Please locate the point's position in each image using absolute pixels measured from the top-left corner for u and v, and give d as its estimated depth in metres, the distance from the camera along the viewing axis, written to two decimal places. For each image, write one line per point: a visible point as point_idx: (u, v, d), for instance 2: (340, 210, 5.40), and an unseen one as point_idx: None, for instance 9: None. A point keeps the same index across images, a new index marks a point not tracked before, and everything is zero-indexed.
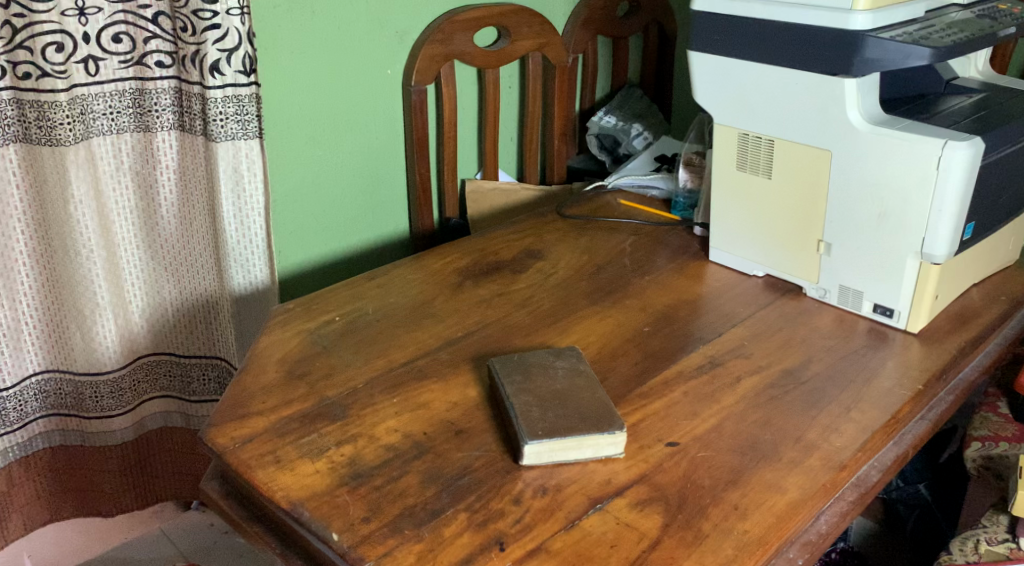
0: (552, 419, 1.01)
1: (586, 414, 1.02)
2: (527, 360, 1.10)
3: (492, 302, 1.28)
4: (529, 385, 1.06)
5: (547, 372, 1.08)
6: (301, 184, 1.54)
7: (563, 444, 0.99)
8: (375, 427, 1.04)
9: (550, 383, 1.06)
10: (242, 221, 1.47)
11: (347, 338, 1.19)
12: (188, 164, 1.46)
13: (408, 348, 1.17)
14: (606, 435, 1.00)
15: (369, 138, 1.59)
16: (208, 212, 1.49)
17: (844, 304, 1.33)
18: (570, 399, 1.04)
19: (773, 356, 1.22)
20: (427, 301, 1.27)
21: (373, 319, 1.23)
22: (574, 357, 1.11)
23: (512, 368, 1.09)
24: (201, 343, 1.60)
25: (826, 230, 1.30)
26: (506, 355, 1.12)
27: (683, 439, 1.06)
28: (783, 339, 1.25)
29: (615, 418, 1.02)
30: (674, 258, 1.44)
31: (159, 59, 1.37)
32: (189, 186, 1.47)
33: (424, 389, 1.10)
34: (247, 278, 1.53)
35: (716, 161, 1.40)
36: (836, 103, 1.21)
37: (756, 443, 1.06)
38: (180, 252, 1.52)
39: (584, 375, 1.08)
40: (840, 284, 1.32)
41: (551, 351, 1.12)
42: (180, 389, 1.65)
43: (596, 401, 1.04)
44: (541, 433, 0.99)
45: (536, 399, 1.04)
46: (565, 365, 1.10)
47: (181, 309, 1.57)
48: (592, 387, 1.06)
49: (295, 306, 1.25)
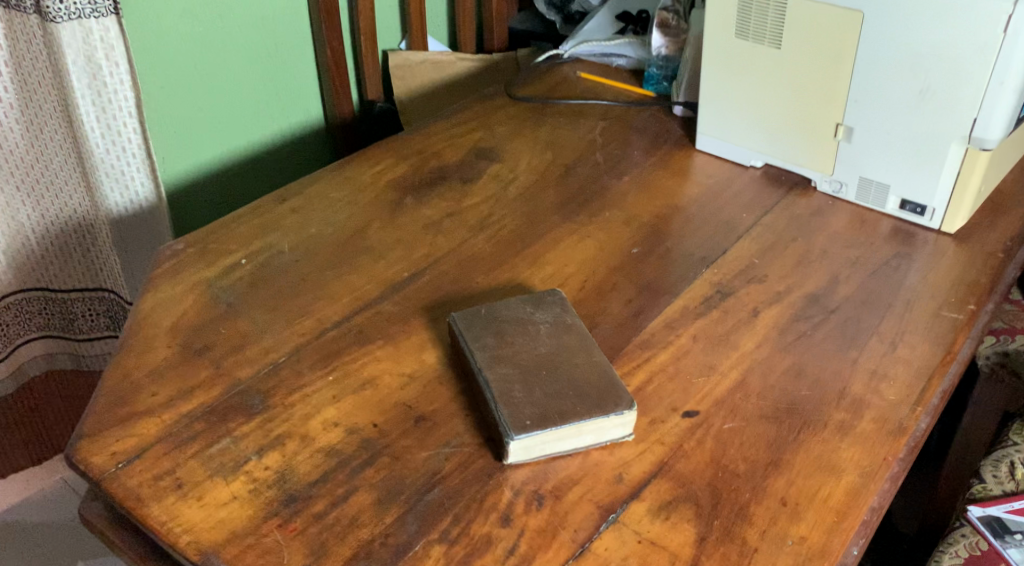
0: (543, 399, 0.77)
1: (584, 389, 0.79)
2: (499, 316, 0.85)
3: (442, 227, 1.01)
4: (508, 352, 0.82)
5: (526, 332, 0.84)
6: (184, 71, 1.21)
7: (561, 434, 0.76)
8: (307, 424, 0.79)
9: (533, 346, 0.82)
10: (108, 124, 1.15)
11: (259, 290, 0.92)
12: (23, 52, 1.12)
13: (341, 301, 0.91)
14: (613, 417, 0.77)
15: (264, 7, 1.26)
16: (61, 114, 1.17)
17: (863, 201, 1.10)
18: (561, 368, 0.80)
19: (792, 276, 0.99)
20: (359, 230, 1.00)
21: (291, 260, 0.96)
22: (559, 306, 0.87)
23: (481, 328, 0.84)
24: (80, 275, 1.30)
25: (847, 111, 1.05)
26: (470, 308, 0.87)
27: (702, 406, 0.83)
28: (800, 252, 1.02)
29: (622, 392, 0.79)
30: (653, 148, 1.18)
31: None
32: (30, 81, 1.14)
33: (369, 360, 0.85)
34: (126, 196, 1.21)
35: (706, 26, 1.13)
36: None
37: (793, 404, 0.84)
38: (34, 166, 1.20)
39: (573, 331, 0.84)
40: (860, 177, 1.08)
41: (527, 299, 0.87)
42: (63, 327, 1.35)
43: (593, 370, 0.80)
44: (531, 422, 0.76)
45: (518, 371, 0.80)
46: (548, 318, 0.85)
47: (46, 235, 1.26)
48: (586, 349, 0.82)
49: (187, 246, 0.97)
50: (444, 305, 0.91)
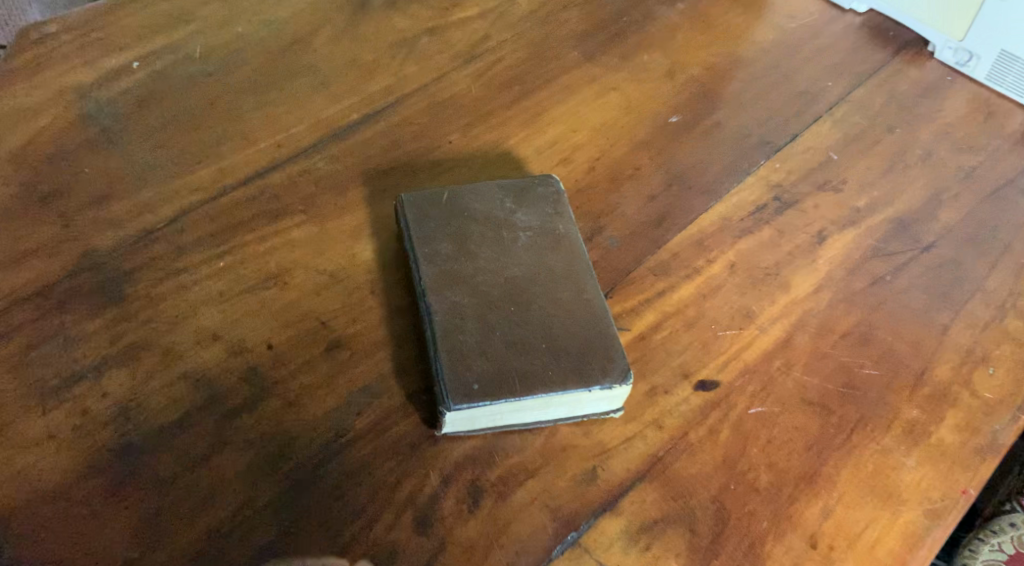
0: (501, 353, 0.55)
1: (562, 346, 0.56)
2: (464, 210, 0.61)
3: (415, 49, 0.76)
4: (466, 270, 0.58)
5: (497, 241, 0.60)
6: None
7: (519, 409, 0.54)
8: (175, 331, 0.57)
9: (502, 265, 0.59)
10: None
11: (146, 111, 0.68)
12: None
13: (260, 146, 0.68)
14: (596, 393, 0.55)
15: None
16: None
17: (994, 82, 0.80)
18: (536, 306, 0.57)
19: (879, 185, 0.72)
20: (300, 41, 0.75)
21: (202, 73, 0.71)
22: (550, 205, 0.62)
23: (436, 225, 0.60)
24: None
25: None
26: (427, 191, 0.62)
27: (724, 376, 0.60)
28: (897, 146, 0.75)
29: (615, 355, 0.56)
30: None
31: None
32: None
33: (282, 243, 0.63)
34: None
35: None
36: None
37: (852, 384, 0.60)
38: None
39: (563, 247, 0.60)
40: (1001, 50, 0.78)
41: (508, 186, 0.63)
42: None
43: (581, 314, 0.57)
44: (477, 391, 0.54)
45: (475, 303, 0.57)
46: (531, 223, 0.61)
47: None
48: (576, 280, 0.59)
49: (67, 35, 0.72)
50: (398, 180, 0.68)
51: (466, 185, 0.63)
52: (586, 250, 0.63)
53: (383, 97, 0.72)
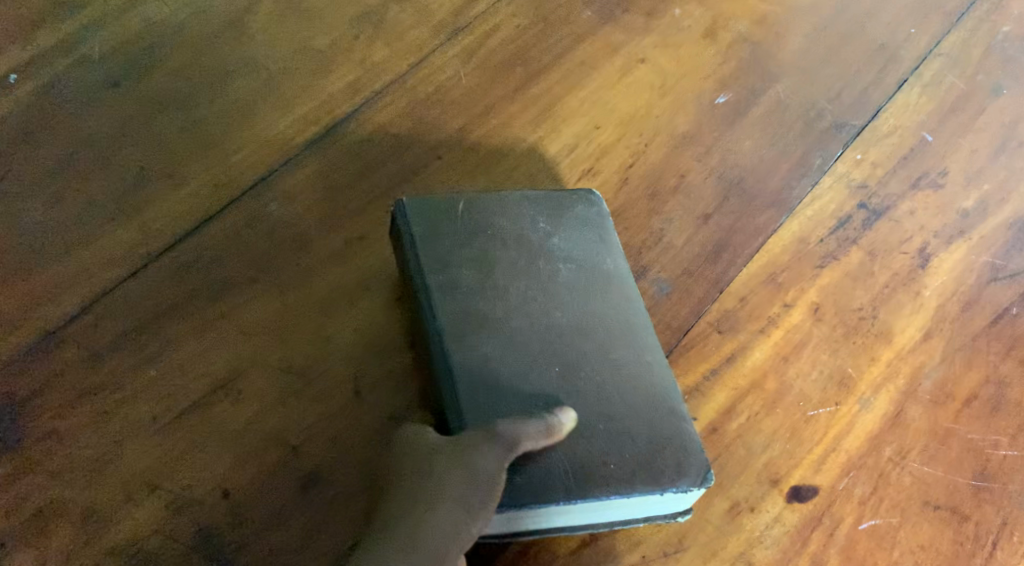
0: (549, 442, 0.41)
1: (623, 428, 0.42)
2: (487, 228, 0.46)
3: (379, 22, 0.57)
4: (495, 316, 0.43)
5: (532, 276, 0.45)
6: None
7: (573, 514, 0.41)
8: (94, 487, 0.44)
9: (540, 309, 0.44)
10: None
11: (31, 151, 0.51)
12: None
13: (190, 193, 0.51)
14: (670, 495, 0.42)
15: None
16: None
17: None
18: (586, 372, 0.43)
19: (991, 175, 0.56)
20: (232, 24, 0.56)
21: (102, 87, 0.53)
22: (595, 231, 0.48)
23: (452, 247, 0.45)
24: None
25: None
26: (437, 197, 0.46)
27: (823, 478, 0.47)
28: (1007, 114, 0.58)
29: (692, 444, 0.43)
30: None
31: None
32: None
33: (234, 332, 0.48)
34: None
35: None
36: None
37: (986, 475, 0.47)
38: None
39: (614, 292, 0.46)
40: None
41: (538, 203, 0.47)
42: None
43: (644, 388, 0.44)
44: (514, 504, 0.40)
45: (511, 367, 0.42)
46: (571, 254, 0.46)
47: None
48: (633, 338, 0.45)
49: None
50: (377, 223, 0.51)
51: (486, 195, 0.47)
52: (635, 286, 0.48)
53: (347, 99, 0.54)
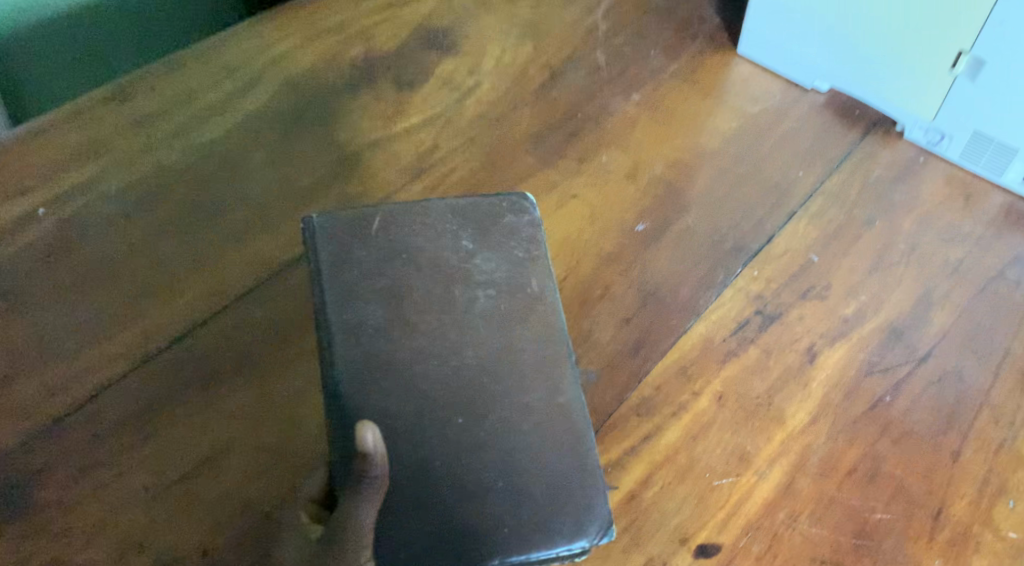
0: (455, 501, 0.49)
1: (525, 488, 0.51)
2: (416, 256, 0.55)
3: (355, 165, 0.68)
4: (402, 345, 0.52)
5: (450, 303, 0.54)
6: None
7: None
8: (88, 551, 0.51)
9: (455, 331, 0.53)
10: None
11: (53, 267, 0.59)
12: None
13: (189, 301, 0.59)
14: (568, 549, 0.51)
15: None
16: None
17: (969, 162, 0.75)
18: (501, 417, 0.52)
19: (867, 288, 0.67)
20: (229, 165, 0.66)
21: (117, 215, 0.62)
22: (525, 253, 0.57)
23: (367, 281, 0.54)
24: None
25: (981, 36, 0.70)
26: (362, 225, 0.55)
27: (726, 536, 0.55)
28: (880, 240, 0.70)
29: (592, 505, 0.51)
30: (676, 39, 0.81)
31: None
32: None
33: (221, 416, 0.56)
34: None
35: None
36: None
37: (865, 534, 0.56)
38: None
39: (534, 316, 0.55)
40: (974, 131, 0.73)
41: (473, 224, 0.57)
42: None
43: (552, 438, 0.52)
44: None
45: (423, 393, 0.51)
46: (496, 274, 0.55)
47: None
48: (548, 368, 0.54)
49: None
50: None
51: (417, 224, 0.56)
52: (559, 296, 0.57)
53: None
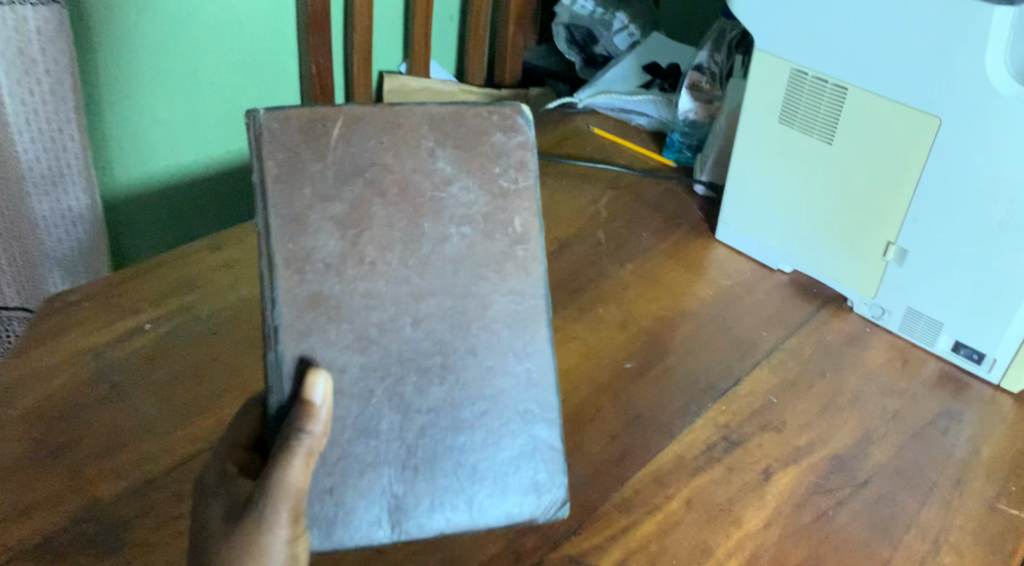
0: (412, 468, 0.65)
1: (479, 464, 0.66)
2: (389, 174, 0.64)
3: None
4: (367, 282, 0.64)
5: (417, 235, 0.65)
6: (137, 72, 0.99)
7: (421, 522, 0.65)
8: None
9: (416, 272, 0.65)
10: (39, 137, 0.93)
11: (152, 366, 0.74)
12: None
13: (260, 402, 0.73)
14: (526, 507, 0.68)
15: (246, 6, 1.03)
16: None
17: (908, 334, 0.90)
18: (459, 392, 0.66)
19: (815, 426, 0.80)
20: None
21: (205, 332, 0.77)
22: (512, 183, 0.66)
23: (323, 196, 0.63)
24: None
25: (903, 231, 0.87)
26: (324, 136, 0.63)
27: None
28: (828, 390, 0.84)
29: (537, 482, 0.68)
30: (665, 229, 0.99)
31: None
32: None
33: None
34: (58, 217, 0.98)
35: (747, 113, 0.95)
36: (962, 46, 0.77)
37: None
38: None
39: (508, 265, 0.67)
40: (907, 306, 0.89)
41: (455, 145, 0.66)
42: None
43: (501, 410, 0.67)
44: (382, 527, 0.65)
45: (375, 345, 0.64)
46: (473, 204, 0.66)
47: None
48: (520, 332, 0.67)
49: (86, 299, 0.78)
50: None
51: (396, 144, 0.65)
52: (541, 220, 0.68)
53: None
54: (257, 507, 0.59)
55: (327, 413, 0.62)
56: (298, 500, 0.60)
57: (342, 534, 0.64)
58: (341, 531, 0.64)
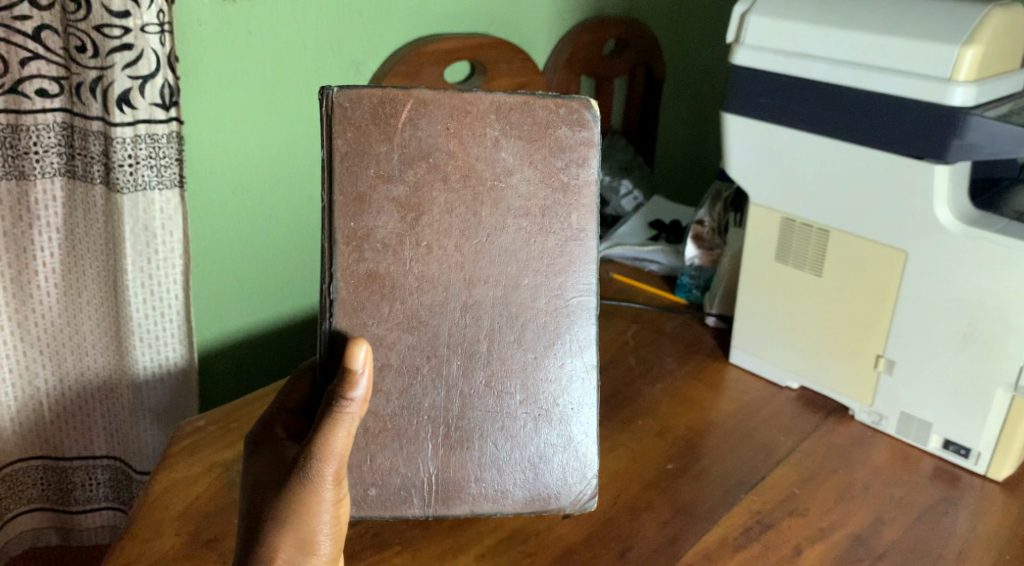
0: (456, 448, 0.80)
1: (516, 448, 0.81)
2: (452, 161, 0.77)
3: None
4: (423, 263, 0.78)
5: (476, 224, 0.78)
6: (226, 242, 1.17)
7: (461, 500, 0.81)
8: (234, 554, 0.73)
9: (471, 259, 0.78)
10: (152, 290, 1.12)
11: None
12: (77, 220, 1.09)
13: None
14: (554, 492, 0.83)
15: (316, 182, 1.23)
16: (102, 281, 1.13)
17: (904, 436, 1.05)
18: (502, 376, 0.80)
19: (834, 511, 0.94)
20: None
21: None
22: (573, 177, 0.80)
23: (390, 178, 0.76)
24: (73, 441, 1.18)
25: (889, 344, 1.03)
26: (392, 118, 0.76)
27: None
28: (841, 484, 0.98)
29: (561, 480, 0.83)
30: (686, 356, 1.16)
31: (42, 86, 1.01)
32: (79, 245, 1.10)
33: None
34: (157, 358, 1.16)
35: (745, 252, 1.13)
36: (919, 193, 0.96)
37: None
38: (61, 332, 1.12)
39: (562, 260, 0.80)
40: (901, 411, 1.05)
41: (520, 137, 0.78)
42: (56, 500, 1.21)
43: (531, 400, 0.81)
44: (416, 499, 0.80)
45: (425, 326, 0.78)
46: (533, 194, 0.79)
47: (60, 401, 1.15)
48: (566, 322, 0.81)
49: (210, 425, 0.94)
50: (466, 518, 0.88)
51: (464, 130, 0.77)
52: (596, 217, 0.81)
53: None
54: (304, 469, 0.70)
55: (367, 381, 0.71)
56: (339, 464, 0.71)
57: (377, 500, 0.79)
58: (377, 497, 0.79)
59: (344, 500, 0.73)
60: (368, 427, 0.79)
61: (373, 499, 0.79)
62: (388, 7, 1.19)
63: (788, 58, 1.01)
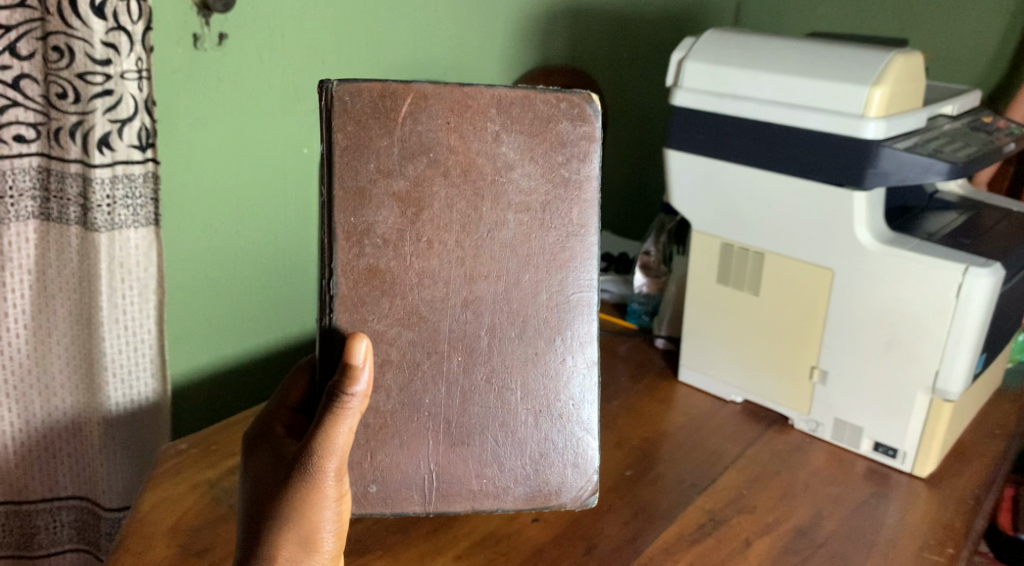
0: (463, 448, 0.87)
1: (524, 442, 0.88)
2: (453, 155, 0.84)
3: None
4: (424, 258, 0.84)
5: (476, 226, 0.85)
6: (200, 280, 1.22)
7: (460, 502, 0.87)
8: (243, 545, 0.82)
9: (471, 254, 0.85)
10: (126, 325, 1.14)
11: None
12: (49, 261, 1.10)
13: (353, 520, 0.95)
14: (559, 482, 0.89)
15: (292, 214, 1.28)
16: (73, 321, 1.13)
17: (840, 440, 1.14)
18: (502, 374, 0.87)
19: (778, 507, 1.02)
20: None
21: None
22: (574, 171, 0.86)
23: (397, 167, 0.83)
24: (38, 485, 1.16)
25: (821, 356, 1.13)
26: (392, 110, 0.83)
27: None
28: (784, 484, 1.06)
29: (557, 475, 0.89)
30: (637, 375, 1.25)
31: (19, 132, 1.04)
32: (50, 285, 1.11)
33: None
34: (129, 394, 1.16)
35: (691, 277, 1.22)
36: (841, 217, 1.07)
37: None
38: (29, 373, 1.12)
39: (563, 255, 0.87)
40: (835, 418, 1.14)
41: (523, 130, 0.85)
42: (20, 546, 1.18)
43: (532, 398, 0.88)
44: (418, 496, 0.87)
45: (425, 321, 0.85)
46: (536, 187, 0.86)
47: (26, 444, 1.14)
48: (569, 317, 0.88)
49: (189, 448, 0.98)
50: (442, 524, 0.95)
51: (465, 124, 0.84)
52: (597, 212, 0.88)
53: None
54: (310, 466, 0.78)
55: (368, 374, 0.79)
56: (341, 461, 0.78)
57: (377, 496, 0.86)
58: (376, 494, 0.86)
59: (345, 497, 0.80)
60: (369, 423, 0.85)
61: (373, 496, 0.86)
62: (351, 55, 1.26)
63: (720, 98, 1.11)
